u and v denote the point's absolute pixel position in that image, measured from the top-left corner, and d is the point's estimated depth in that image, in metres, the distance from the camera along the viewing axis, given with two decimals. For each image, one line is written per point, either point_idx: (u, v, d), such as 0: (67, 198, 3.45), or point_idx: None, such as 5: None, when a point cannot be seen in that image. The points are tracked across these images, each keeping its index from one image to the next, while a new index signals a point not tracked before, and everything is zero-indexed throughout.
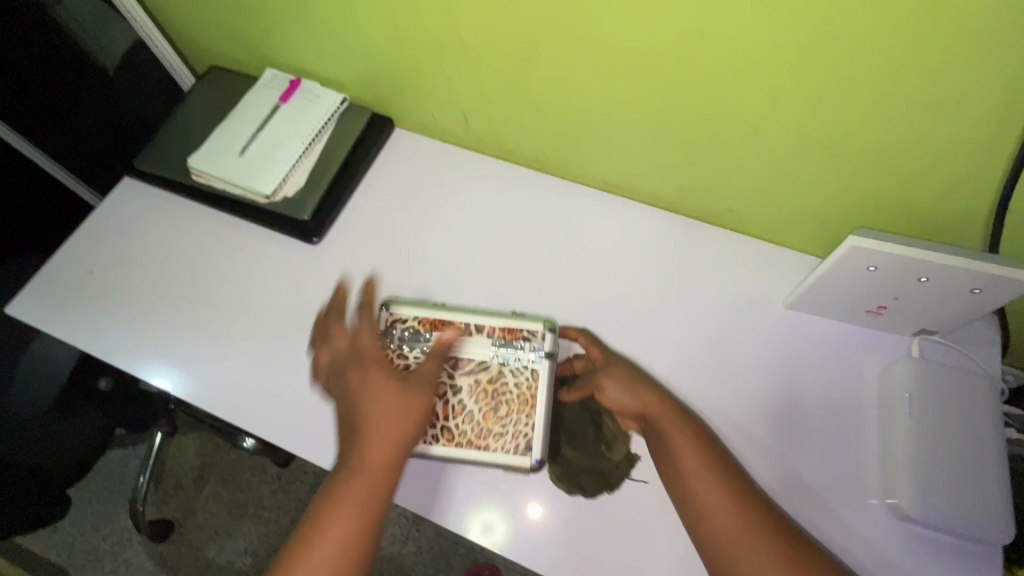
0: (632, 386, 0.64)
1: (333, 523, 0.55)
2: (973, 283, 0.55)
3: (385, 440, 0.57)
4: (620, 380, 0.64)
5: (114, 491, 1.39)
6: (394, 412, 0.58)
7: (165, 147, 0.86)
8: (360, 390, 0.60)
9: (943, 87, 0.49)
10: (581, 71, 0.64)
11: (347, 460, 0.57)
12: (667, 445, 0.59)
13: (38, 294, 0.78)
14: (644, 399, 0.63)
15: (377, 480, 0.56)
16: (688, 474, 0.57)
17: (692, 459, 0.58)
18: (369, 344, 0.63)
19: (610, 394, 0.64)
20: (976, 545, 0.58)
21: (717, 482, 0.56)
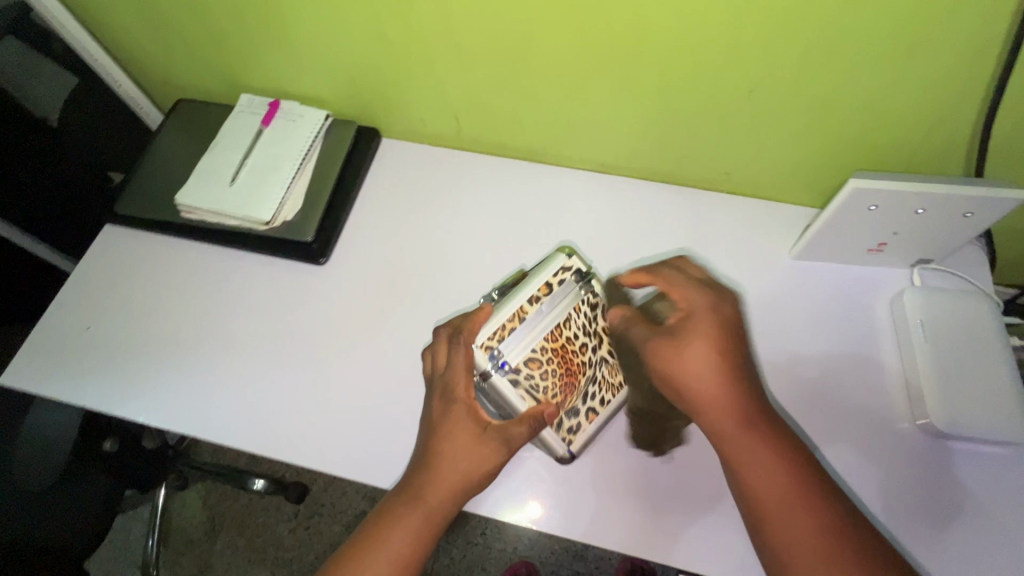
0: (719, 368, 0.54)
1: (388, 544, 0.55)
2: (966, 207, 0.59)
3: (450, 492, 0.57)
4: (708, 361, 0.54)
5: (122, 560, 1.32)
6: (455, 447, 0.57)
7: (145, 189, 0.82)
8: (438, 433, 0.58)
9: (923, 30, 0.52)
10: (574, 58, 0.65)
11: (412, 481, 0.58)
12: (741, 442, 0.52)
13: (34, 359, 0.74)
14: (727, 388, 0.53)
15: (438, 505, 0.56)
16: (767, 479, 0.51)
17: (773, 461, 0.51)
18: (460, 373, 0.58)
19: (678, 360, 0.54)
20: (1004, 449, 0.62)
21: (796, 491, 0.50)
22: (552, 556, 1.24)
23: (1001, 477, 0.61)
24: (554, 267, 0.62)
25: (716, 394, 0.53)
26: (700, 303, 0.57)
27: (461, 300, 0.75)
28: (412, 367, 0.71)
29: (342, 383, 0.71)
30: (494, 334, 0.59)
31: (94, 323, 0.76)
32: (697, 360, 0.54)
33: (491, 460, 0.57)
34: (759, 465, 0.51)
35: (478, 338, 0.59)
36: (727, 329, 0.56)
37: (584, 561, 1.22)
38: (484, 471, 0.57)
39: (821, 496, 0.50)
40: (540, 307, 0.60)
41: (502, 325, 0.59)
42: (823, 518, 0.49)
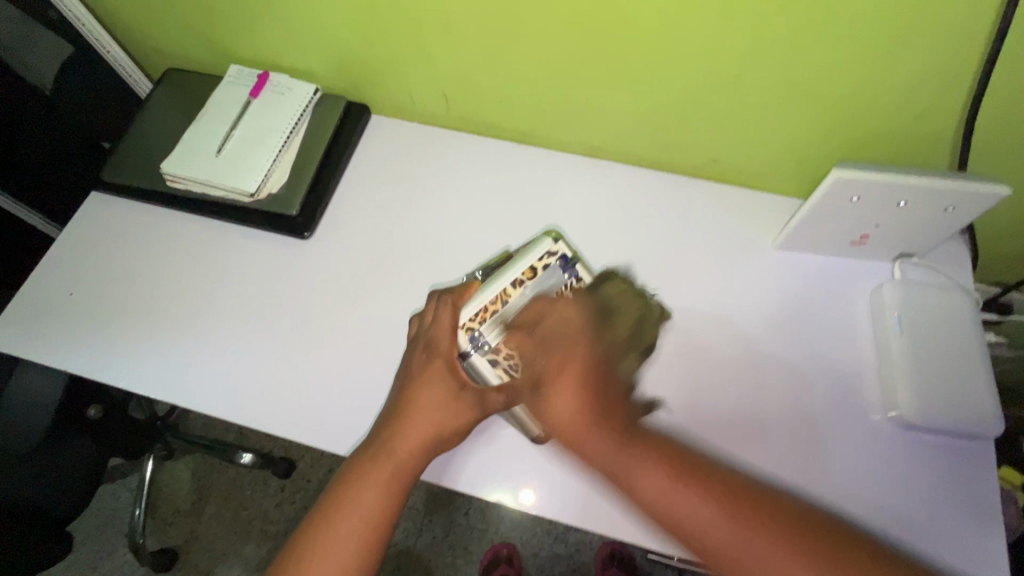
0: (585, 412, 0.51)
1: (352, 502, 0.54)
2: (947, 201, 0.59)
3: (425, 441, 0.57)
4: (568, 412, 0.51)
5: (109, 527, 1.34)
6: (429, 405, 0.59)
7: (131, 157, 0.82)
8: (413, 386, 0.60)
9: (911, 18, 0.52)
10: (562, 39, 0.65)
11: (380, 437, 0.58)
12: (627, 476, 0.48)
13: (16, 323, 0.74)
14: (590, 436, 0.50)
15: (404, 461, 0.56)
16: (661, 503, 0.46)
17: (652, 477, 0.47)
18: (445, 333, 0.60)
19: (552, 404, 0.52)
20: (972, 442, 0.63)
21: (694, 494, 0.46)
22: (533, 538, 1.25)
23: (967, 470, 0.62)
24: (539, 253, 0.61)
25: (581, 446, 0.50)
26: (549, 361, 0.53)
27: (444, 279, 0.75)
28: (392, 344, 0.72)
29: (322, 357, 0.71)
30: (477, 316, 0.59)
31: (78, 289, 0.77)
32: (561, 409, 0.51)
33: (466, 416, 0.59)
34: (652, 491, 0.47)
35: (461, 318, 0.59)
36: (578, 366, 0.52)
37: (564, 544, 1.24)
38: (456, 425, 0.59)
39: (714, 491, 0.46)
40: (523, 291, 0.59)
41: (484, 307, 0.59)
42: (718, 508, 0.45)
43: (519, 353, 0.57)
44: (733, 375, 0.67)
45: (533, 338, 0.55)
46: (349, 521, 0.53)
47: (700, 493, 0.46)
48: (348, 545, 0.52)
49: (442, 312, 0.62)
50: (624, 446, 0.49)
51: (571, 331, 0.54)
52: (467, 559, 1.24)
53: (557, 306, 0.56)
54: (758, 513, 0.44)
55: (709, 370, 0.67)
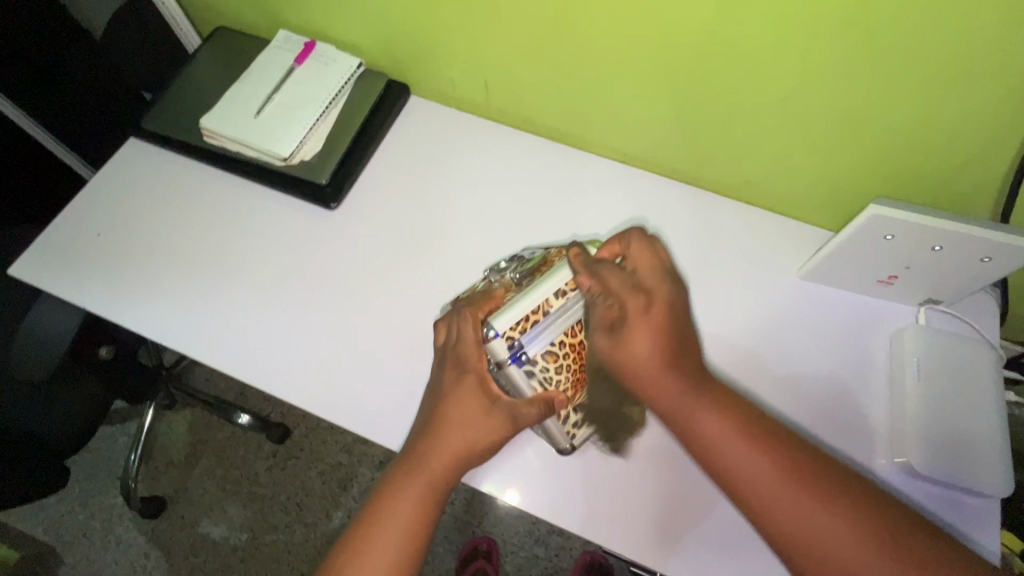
0: (660, 351, 0.50)
1: (389, 523, 0.53)
2: (983, 252, 0.58)
3: (456, 458, 0.56)
4: (648, 349, 0.50)
5: (104, 468, 1.37)
6: (462, 421, 0.56)
7: (171, 108, 0.83)
8: (444, 400, 0.58)
9: (971, 56, 0.51)
10: (611, 40, 0.64)
11: (413, 453, 0.57)
12: (689, 417, 0.49)
13: (42, 256, 0.76)
14: (665, 375, 0.50)
15: (437, 482, 0.55)
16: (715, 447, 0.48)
17: (723, 429, 0.48)
18: (471, 346, 0.56)
19: (629, 337, 0.50)
20: (978, 500, 0.61)
21: (754, 451, 0.47)
22: (514, 537, 1.25)
23: (970, 527, 0.60)
24: (585, 259, 0.57)
25: (658, 384, 0.50)
26: (635, 295, 0.51)
27: (461, 267, 0.75)
28: (403, 323, 0.72)
29: (331, 327, 0.72)
30: (517, 324, 0.54)
31: (105, 231, 0.78)
32: (639, 348, 0.50)
33: (498, 433, 0.57)
34: (720, 443, 0.48)
35: (500, 327, 0.54)
36: (663, 308, 0.51)
37: (545, 547, 1.24)
38: (489, 442, 0.57)
39: (781, 451, 0.47)
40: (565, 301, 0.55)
41: (527, 315, 0.54)
42: (783, 475, 0.46)
43: (597, 287, 0.53)
44: (740, 400, 0.66)
45: (617, 277, 0.53)
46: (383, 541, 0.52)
47: (761, 450, 0.47)
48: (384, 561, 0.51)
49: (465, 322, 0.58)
50: (694, 389, 0.50)
51: (658, 282, 0.53)
52: (447, 548, 1.24)
53: (642, 248, 0.56)
54: (814, 478, 0.46)
55: None
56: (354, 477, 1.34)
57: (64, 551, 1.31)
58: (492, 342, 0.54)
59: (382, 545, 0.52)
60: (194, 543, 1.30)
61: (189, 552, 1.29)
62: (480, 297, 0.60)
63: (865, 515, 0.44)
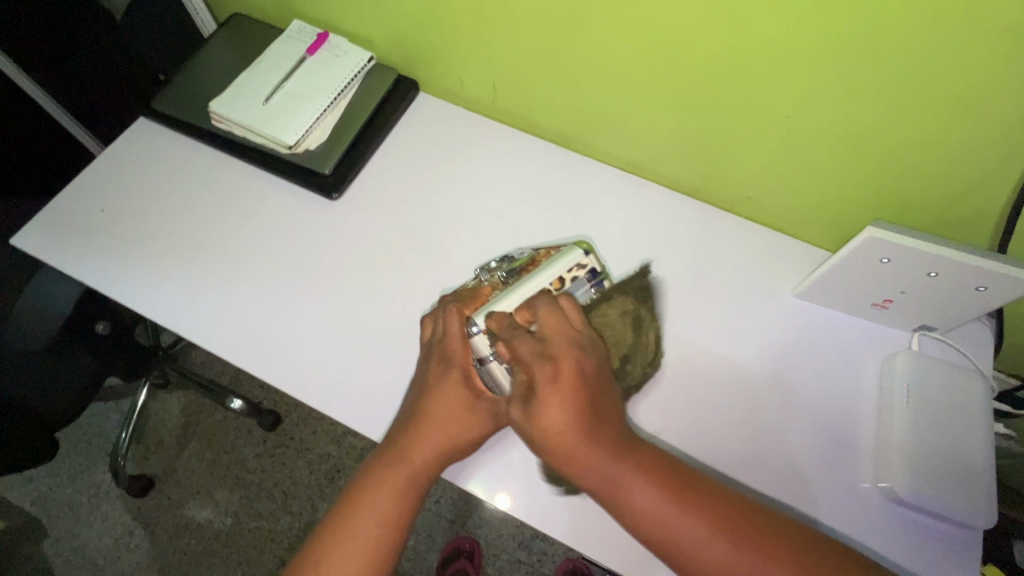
0: (573, 427, 0.51)
1: (366, 511, 0.53)
2: (979, 281, 0.58)
3: (438, 454, 0.56)
4: (563, 422, 0.51)
5: (95, 444, 1.38)
6: (444, 415, 0.57)
7: (182, 90, 0.84)
8: (427, 395, 0.58)
9: (976, 84, 0.51)
10: (619, 48, 0.65)
11: (391, 445, 0.57)
12: (614, 488, 0.50)
13: (44, 228, 0.77)
14: (584, 445, 0.51)
15: (417, 472, 0.55)
16: (648, 517, 0.49)
17: (646, 495, 0.49)
18: (457, 342, 0.58)
19: (541, 413, 0.51)
20: (962, 530, 0.60)
21: (684, 513, 0.48)
22: (498, 540, 1.25)
23: (951, 557, 0.60)
24: (570, 262, 0.61)
25: (578, 459, 0.51)
26: (541, 364, 0.52)
27: (458, 264, 0.75)
28: (396, 317, 0.72)
29: (324, 317, 0.72)
30: (502, 321, 0.57)
31: (108, 208, 0.79)
32: (553, 421, 0.51)
33: (480, 428, 0.58)
34: (641, 504, 0.49)
35: (484, 323, 0.57)
36: (571, 379, 0.52)
37: (528, 551, 1.23)
38: (470, 439, 0.57)
39: (706, 506, 0.49)
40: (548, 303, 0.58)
41: (511, 313, 0.57)
42: (713, 531, 0.47)
43: (509, 355, 0.55)
44: (727, 417, 0.66)
45: (528, 345, 0.53)
46: (362, 531, 0.52)
47: (683, 509, 0.49)
48: (361, 551, 0.51)
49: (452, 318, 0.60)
50: (616, 457, 0.51)
51: (565, 347, 0.54)
52: (430, 546, 1.24)
53: (553, 307, 0.56)
54: (739, 528, 0.48)
55: (706, 407, 0.66)
56: (342, 469, 1.34)
57: (49, 525, 1.31)
58: (476, 339, 0.57)
59: (360, 536, 0.52)
60: (178, 524, 1.30)
61: (173, 534, 1.30)
62: (467, 296, 0.63)
63: (797, 561, 0.46)
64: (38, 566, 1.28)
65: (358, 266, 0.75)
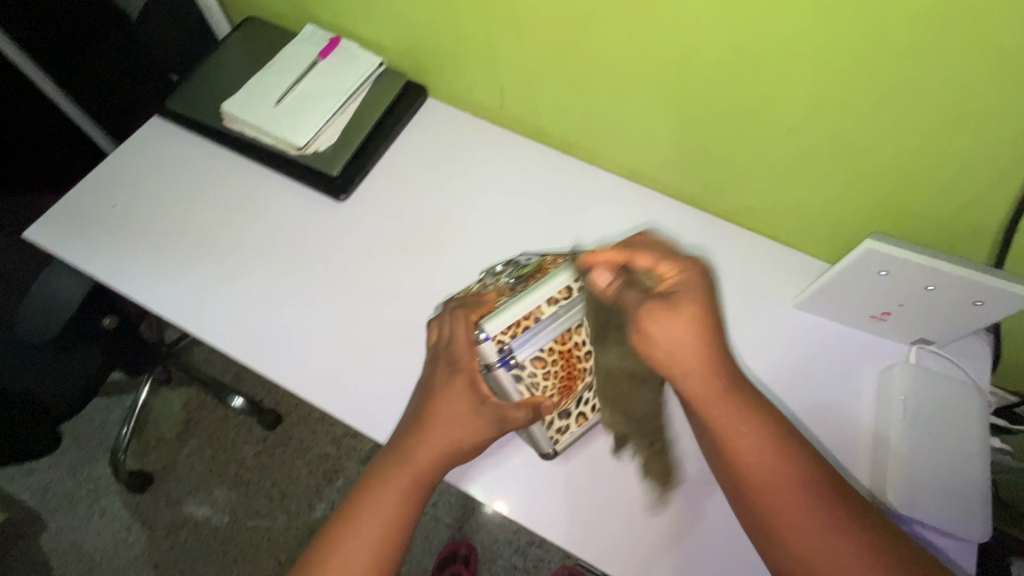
0: (699, 353, 0.51)
1: (370, 510, 0.53)
2: (976, 295, 0.58)
3: (440, 455, 0.55)
4: (685, 339, 0.51)
5: (96, 438, 1.39)
6: (449, 415, 0.57)
7: (196, 89, 0.86)
8: (434, 395, 0.58)
9: (975, 101, 0.52)
10: (625, 59, 0.66)
11: (398, 445, 0.56)
12: (733, 431, 0.50)
13: (57, 222, 0.78)
14: (710, 381, 0.51)
15: (422, 472, 0.55)
16: (743, 456, 0.50)
17: (764, 457, 0.49)
18: (463, 346, 0.56)
19: (650, 338, 0.52)
20: (957, 543, 0.61)
21: (794, 487, 0.47)
22: (493, 544, 1.25)
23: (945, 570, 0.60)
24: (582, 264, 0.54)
25: (704, 391, 0.51)
26: (661, 296, 0.52)
27: (461, 267, 0.76)
28: (399, 318, 0.73)
29: (329, 316, 0.73)
30: (509, 328, 0.52)
31: (121, 203, 0.80)
32: (674, 334, 0.51)
33: (484, 433, 0.56)
34: (751, 453, 0.49)
35: (491, 330, 0.52)
36: (702, 308, 0.51)
37: (523, 557, 1.23)
38: (473, 442, 0.56)
39: (810, 483, 0.47)
40: (557, 309, 0.52)
41: (518, 322, 0.52)
42: (799, 486, 0.47)
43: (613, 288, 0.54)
44: None
45: (634, 283, 0.54)
46: (366, 528, 0.52)
47: (800, 479, 0.48)
48: (363, 551, 0.51)
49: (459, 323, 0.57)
50: (730, 398, 0.51)
51: (685, 280, 0.53)
52: (426, 550, 1.24)
53: (668, 260, 0.53)
54: (856, 519, 0.46)
55: None
56: (341, 470, 1.34)
57: (48, 517, 1.32)
58: (483, 346, 0.52)
59: (364, 535, 0.51)
60: (176, 521, 1.31)
61: (170, 530, 1.30)
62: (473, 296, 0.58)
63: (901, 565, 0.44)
64: (36, 558, 1.28)
65: (362, 268, 0.76)
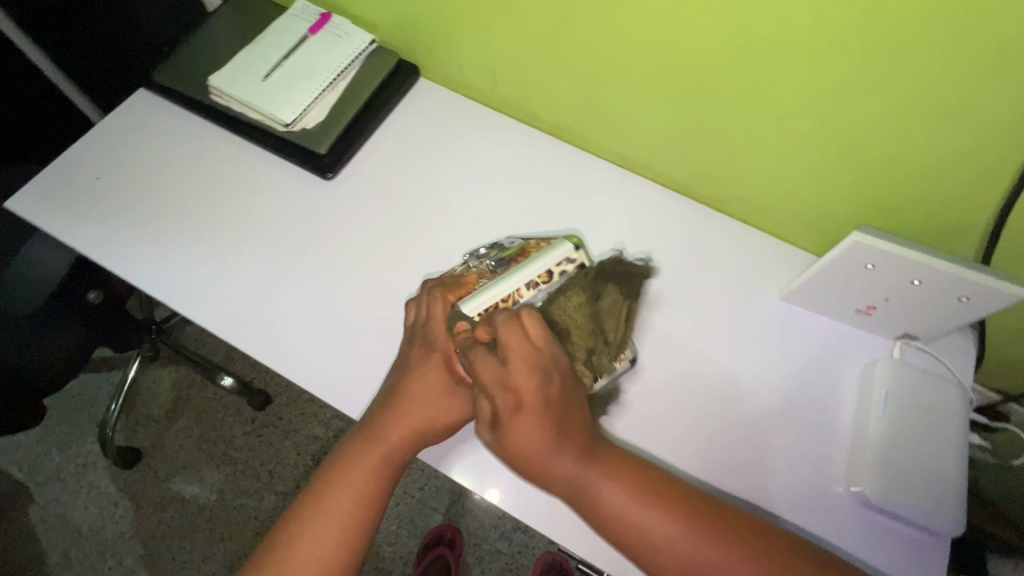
0: (545, 440, 0.49)
1: (340, 487, 0.53)
2: (961, 291, 0.58)
3: (415, 433, 0.56)
4: (533, 440, 0.49)
5: (84, 414, 1.39)
6: (422, 394, 0.57)
7: (184, 63, 0.84)
8: (409, 375, 0.58)
9: (967, 94, 0.51)
10: (617, 42, 0.65)
11: (369, 425, 0.56)
12: (586, 486, 0.49)
13: (40, 194, 0.77)
14: (552, 458, 0.49)
15: (392, 452, 0.55)
16: (629, 528, 0.48)
17: (618, 498, 0.49)
18: (440, 326, 0.58)
19: (512, 430, 0.49)
20: (931, 537, 0.61)
21: (652, 511, 0.48)
22: (479, 529, 1.26)
23: (917, 562, 0.60)
24: (560, 256, 0.59)
25: (546, 466, 0.50)
26: (505, 395, 0.49)
27: (448, 250, 0.76)
28: (384, 298, 0.73)
29: (313, 295, 0.73)
30: (486, 311, 0.57)
31: (105, 175, 0.79)
32: (526, 434, 0.49)
33: (457, 413, 0.56)
34: (619, 508, 0.49)
35: (469, 310, 0.57)
36: (540, 404, 0.49)
37: (508, 542, 1.24)
38: (445, 423, 0.56)
39: (685, 516, 0.48)
40: (535, 293, 0.58)
41: (494, 304, 0.57)
42: (683, 529, 0.47)
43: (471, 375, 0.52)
44: (704, 416, 0.66)
45: (491, 367, 0.50)
46: (342, 502, 0.52)
47: (660, 512, 0.48)
48: (337, 526, 0.51)
49: (437, 305, 0.60)
50: (583, 461, 0.50)
51: (546, 364, 0.51)
52: (411, 533, 1.25)
53: (514, 321, 0.51)
54: (720, 532, 0.48)
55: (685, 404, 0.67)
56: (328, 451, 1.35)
57: (36, 491, 1.32)
58: (461, 325, 0.56)
59: (334, 510, 0.51)
60: (163, 498, 1.31)
61: (158, 506, 1.31)
62: (452, 283, 0.62)
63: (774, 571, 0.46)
64: (23, 530, 1.29)
65: (349, 247, 0.76)
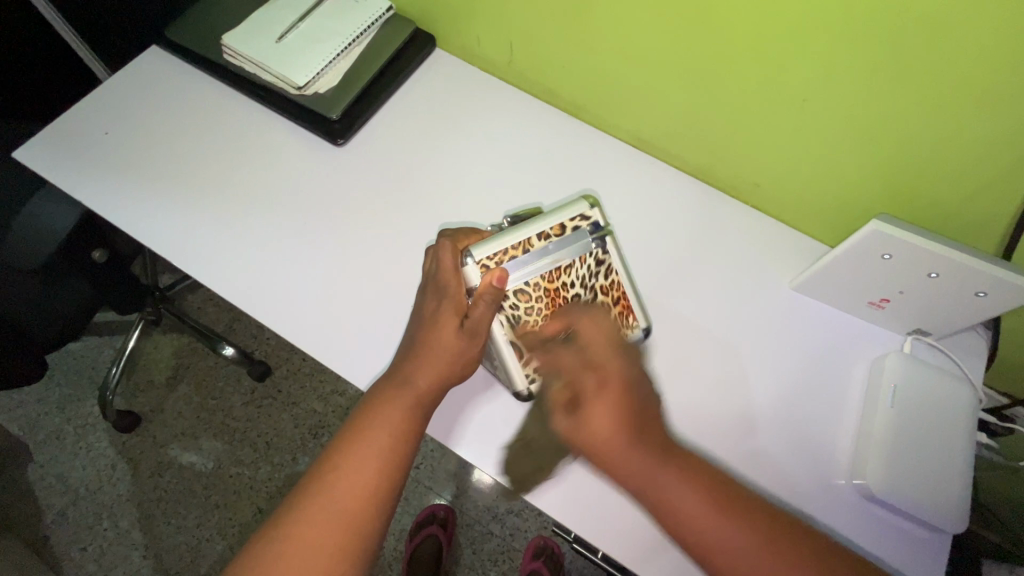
0: (621, 427, 0.50)
1: (373, 429, 0.53)
2: (979, 286, 0.57)
3: (440, 375, 0.56)
4: (609, 427, 0.50)
5: (85, 376, 1.39)
6: (438, 336, 0.57)
7: (198, 21, 0.83)
8: (427, 325, 0.58)
9: (998, 84, 0.49)
10: (640, 16, 0.63)
11: (397, 372, 0.57)
12: (657, 491, 0.48)
13: (47, 146, 0.76)
14: (631, 450, 0.49)
15: (422, 397, 0.55)
16: (704, 530, 0.46)
17: (699, 507, 0.47)
18: (450, 274, 0.58)
19: (589, 413, 0.51)
20: (931, 534, 0.60)
21: (731, 523, 0.46)
22: (472, 510, 1.26)
23: (916, 559, 0.59)
24: (573, 212, 0.60)
25: (621, 461, 0.49)
26: (588, 377, 0.53)
27: (457, 222, 0.75)
28: (391, 268, 0.72)
29: (319, 261, 0.72)
30: (494, 256, 0.58)
31: (114, 131, 0.78)
32: (598, 425, 0.50)
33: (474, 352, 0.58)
34: (688, 507, 0.47)
35: (477, 255, 0.57)
36: (617, 385, 0.52)
37: (501, 525, 1.25)
38: (467, 361, 0.57)
39: (761, 529, 0.46)
40: (547, 245, 0.59)
41: (505, 250, 0.58)
42: (759, 545, 0.45)
43: (551, 365, 0.58)
44: (708, 402, 0.65)
45: (568, 355, 0.57)
46: (372, 450, 0.51)
47: (739, 522, 0.46)
48: (374, 464, 0.51)
49: (445, 251, 0.60)
50: (661, 463, 0.49)
51: (608, 355, 0.55)
52: (405, 510, 1.25)
53: (592, 317, 0.59)
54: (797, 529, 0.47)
55: (689, 388, 0.66)
56: (326, 425, 1.35)
57: (35, 450, 1.33)
58: (468, 270, 0.57)
59: (371, 451, 0.52)
60: (160, 463, 1.32)
61: (155, 470, 1.32)
62: (463, 235, 0.62)
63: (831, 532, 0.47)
64: (21, 488, 1.30)
65: (357, 215, 0.75)
